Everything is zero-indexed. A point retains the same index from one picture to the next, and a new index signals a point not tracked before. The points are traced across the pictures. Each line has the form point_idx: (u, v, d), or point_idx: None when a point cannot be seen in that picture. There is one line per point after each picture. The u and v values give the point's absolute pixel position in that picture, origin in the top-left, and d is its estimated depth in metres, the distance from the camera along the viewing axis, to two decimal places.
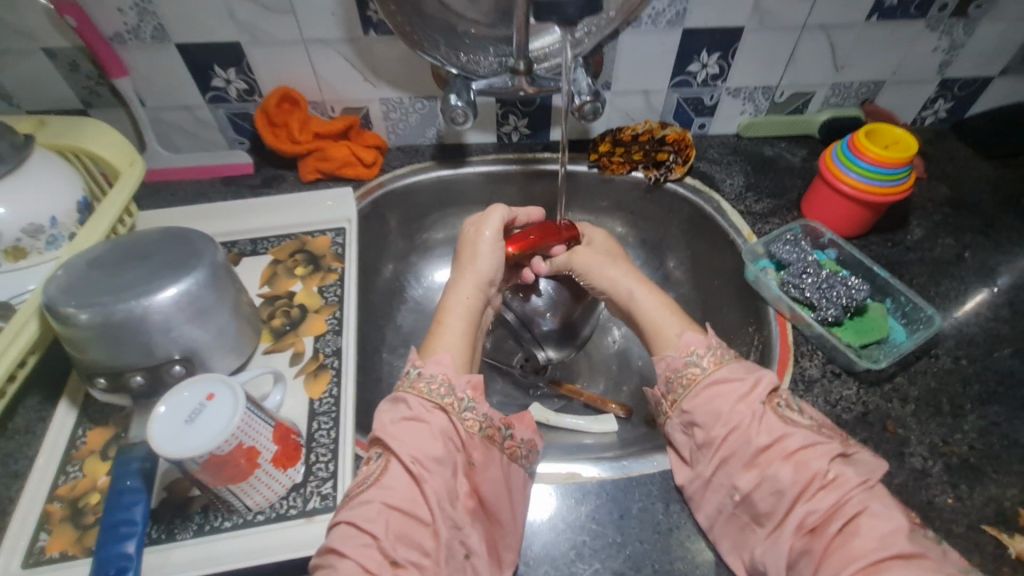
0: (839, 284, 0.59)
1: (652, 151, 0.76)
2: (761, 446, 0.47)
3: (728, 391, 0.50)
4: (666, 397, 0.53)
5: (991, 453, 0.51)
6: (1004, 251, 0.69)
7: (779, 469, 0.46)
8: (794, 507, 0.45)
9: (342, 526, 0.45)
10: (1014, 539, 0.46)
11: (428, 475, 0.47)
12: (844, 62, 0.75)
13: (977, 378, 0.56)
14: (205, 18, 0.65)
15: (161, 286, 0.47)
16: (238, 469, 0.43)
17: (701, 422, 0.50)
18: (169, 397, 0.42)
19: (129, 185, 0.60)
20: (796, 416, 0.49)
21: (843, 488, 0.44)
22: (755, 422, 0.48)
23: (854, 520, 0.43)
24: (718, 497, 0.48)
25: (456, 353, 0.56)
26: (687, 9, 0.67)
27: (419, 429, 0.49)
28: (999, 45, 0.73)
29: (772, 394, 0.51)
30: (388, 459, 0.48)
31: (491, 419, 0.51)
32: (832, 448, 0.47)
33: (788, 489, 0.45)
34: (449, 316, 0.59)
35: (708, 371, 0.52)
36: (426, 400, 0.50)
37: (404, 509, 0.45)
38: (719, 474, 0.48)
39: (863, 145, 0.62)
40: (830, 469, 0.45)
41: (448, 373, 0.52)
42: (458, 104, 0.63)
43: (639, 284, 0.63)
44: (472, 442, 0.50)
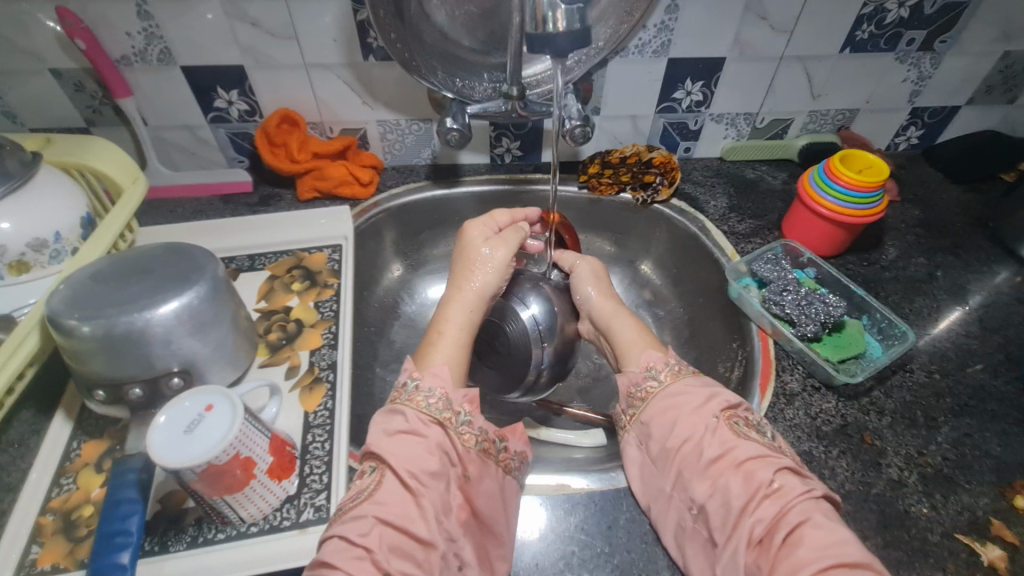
0: (818, 301, 0.62)
1: (639, 173, 0.78)
2: (711, 458, 0.48)
3: (682, 403, 0.52)
4: (627, 412, 0.55)
5: (963, 464, 0.53)
6: (974, 270, 0.72)
7: (729, 480, 0.46)
8: (743, 518, 0.44)
9: (332, 540, 0.44)
10: (986, 546, 0.48)
11: (426, 489, 0.47)
12: (820, 91, 0.79)
13: (949, 392, 0.58)
14: (210, 43, 0.67)
15: (164, 299, 0.49)
16: (234, 479, 0.44)
17: (656, 435, 0.52)
18: (170, 406, 0.43)
19: (130, 206, 0.61)
20: (753, 433, 0.50)
21: (786, 498, 0.44)
22: (707, 434, 0.49)
23: (796, 531, 0.43)
24: (679, 512, 0.49)
25: (452, 366, 0.56)
26: (671, 40, 0.71)
27: (414, 442, 0.49)
28: (964, 77, 0.78)
29: (728, 411, 0.51)
30: (382, 473, 0.48)
31: (486, 432, 0.53)
32: (778, 460, 0.47)
33: (736, 500, 0.45)
34: (449, 326, 0.59)
35: (665, 385, 0.54)
36: (425, 415, 0.51)
37: (396, 523, 0.45)
38: (677, 487, 0.49)
39: (838, 169, 0.65)
40: (776, 479, 0.46)
41: (445, 389, 0.52)
42: (453, 126, 0.66)
43: (622, 310, 0.63)
44: (469, 457, 0.51)
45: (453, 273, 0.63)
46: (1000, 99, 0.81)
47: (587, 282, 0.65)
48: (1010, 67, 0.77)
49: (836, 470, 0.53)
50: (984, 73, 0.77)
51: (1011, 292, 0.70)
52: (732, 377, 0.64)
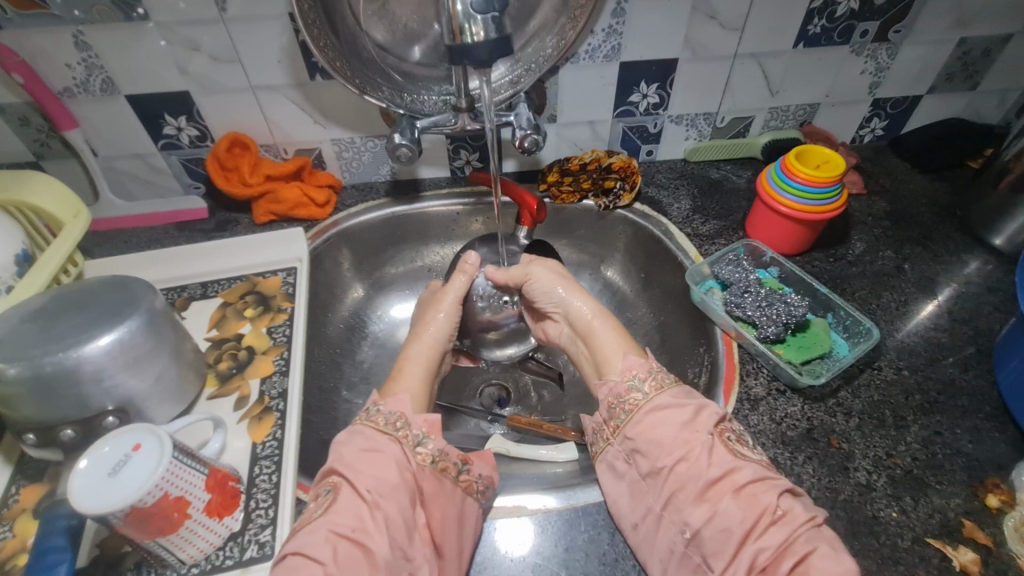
0: (779, 302, 0.60)
1: (600, 180, 0.78)
2: (712, 479, 0.46)
3: (669, 419, 0.50)
4: (608, 423, 0.53)
5: (934, 464, 0.51)
6: (942, 261, 0.70)
7: (729, 505, 0.45)
8: (744, 545, 0.43)
9: (288, 558, 0.43)
10: (958, 550, 0.46)
11: (385, 501, 0.46)
12: (778, 88, 0.78)
13: (919, 389, 0.57)
14: (154, 71, 0.67)
15: (94, 336, 0.47)
16: (167, 521, 0.42)
17: (644, 451, 0.49)
18: (92, 450, 0.41)
19: (66, 245, 0.60)
20: (745, 450, 0.49)
21: (793, 524, 0.43)
22: (706, 452, 0.47)
23: (804, 561, 0.41)
24: (669, 535, 0.47)
25: (415, 393, 0.57)
26: (621, 44, 0.70)
27: (376, 458, 0.49)
28: (923, 67, 0.77)
29: (721, 425, 0.50)
30: (338, 491, 0.47)
31: (446, 453, 0.52)
32: (779, 484, 0.46)
33: (736, 527, 0.44)
34: (410, 360, 0.60)
35: (649, 397, 0.52)
36: (382, 433, 0.51)
37: (353, 536, 0.44)
38: (670, 508, 0.47)
39: (794, 166, 0.64)
40: (780, 503, 0.44)
41: (404, 411, 0.53)
42: (403, 142, 0.64)
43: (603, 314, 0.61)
44: (425, 476, 0.50)
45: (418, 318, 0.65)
46: (961, 87, 0.80)
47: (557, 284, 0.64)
48: (968, 54, 0.76)
49: (801, 477, 0.51)
50: (942, 61, 0.76)
51: (981, 281, 0.68)
52: (699, 383, 0.62)
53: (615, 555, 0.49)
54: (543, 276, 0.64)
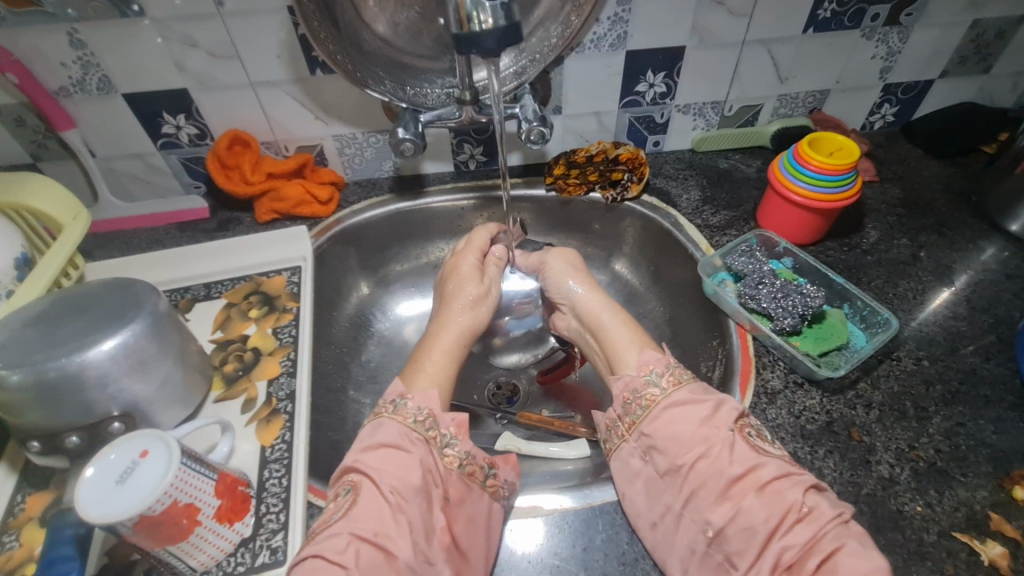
0: (795, 293, 0.58)
1: (606, 171, 0.76)
2: (735, 476, 0.45)
3: (688, 414, 0.49)
4: (623, 419, 0.52)
5: (958, 455, 0.50)
6: (959, 248, 0.69)
7: (753, 503, 0.44)
8: (768, 546, 0.42)
9: (309, 560, 0.42)
10: (987, 544, 0.45)
11: (408, 504, 0.45)
12: (787, 74, 0.76)
13: (940, 379, 0.55)
14: (151, 69, 0.65)
15: (97, 340, 0.46)
16: (177, 528, 0.41)
17: (663, 449, 0.48)
18: (98, 457, 0.40)
19: (59, 258, 0.58)
20: (767, 445, 0.47)
21: (820, 520, 0.42)
22: (726, 449, 0.46)
23: (830, 558, 0.40)
24: (690, 535, 0.46)
25: (442, 388, 0.56)
26: (627, 32, 0.68)
27: (401, 458, 0.47)
28: (935, 51, 0.75)
29: (741, 420, 0.49)
30: (359, 491, 0.46)
31: (474, 456, 0.51)
32: (805, 480, 0.44)
33: (761, 526, 0.42)
34: (436, 351, 0.59)
35: (667, 393, 0.51)
36: (411, 432, 0.50)
37: (376, 541, 0.43)
38: (689, 507, 0.46)
39: (807, 153, 0.62)
40: (806, 500, 0.43)
41: (434, 408, 0.52)
42: (405, 136, 0.63)
43: (608, 304, 0.61)
44: (450, 478, 0.49)
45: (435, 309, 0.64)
46: (974, 70, 0.78)
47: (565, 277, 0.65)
48: (981, 36, 0.74)
49: (822, 471, 0.50)
50: (954, 44, 0.75)
51: (999, 268, 0.67)
52: (713, 377, 0.61)
53: (635, 555, 0.48)
54: (556, 265, 0.66)
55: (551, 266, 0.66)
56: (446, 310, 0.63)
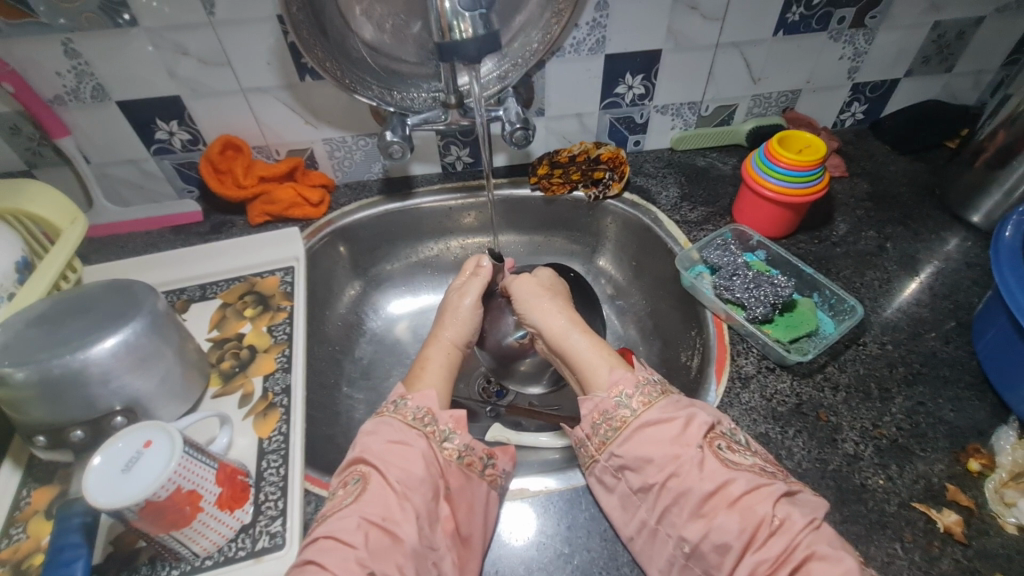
0: (766, 283, 0.62)
1: (589, 171, 0.79)
2: (706, 493, 0.46)
3: (657, 435, 0.50)
4: (593, 438, 0.53)
5: (918, 433, 0.53)
6: (923, 239, 0.73)
7: (725, 519, 0.45)
8: (743, 559, 0.43)
9: (320, 540, 0.45)
10: (942, 513, 0.48)
11: (414, 494, 0.48)
12: (760, 75, 0.79)
13: (903, 361, 0.59)
14: (145, 77, 0.67)
15: (100, 337, 0.48)
16: (181, 514, 0.43)
17: (635, 468, 0.50)
18: (104, 448, 0.42)
19: (56, 265, 0.59)
20: (737, 457, 0.49)
21: (792, 531, 0.43)
22: (695, 466, 0.47)
23: (802, 567, 0.42)
24: (668, 549, 0.47)
25: (440, 390, 0.58)
26: (606, 37, 0.71)
27: (403, 450, 0.50)
28: (899, 51, 0.79)
29: (710, 435, 0.50)
30: (368, 481, 0.48)
31: (472, 447, 0.53)
32: (776, 490, 0.46)
33: (734, 540, 0.44)
34: (431, 363, 0.61)
35: (637, 414, 0.52)
36: (411, 429, 0.52)
37: (383, 525, 0.46)
38: (663, 522, 0.48)
39: (777, 151, 0.66)
40: (777, 512, 0.44)
41: (432, 407, 0.54)
42: (394, 139, 0.66)
43: (575, 325, 0.63)
44: (451, 469, 0.51)
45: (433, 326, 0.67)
46: (937, 69, 0.82)
47: (535, 303, 0.66)
48: (942, 37, 0.78)
49: (792, 450, 0.53)
50: (917, 45, 0.79)
51: (960, 257, 0.70)
52: (691, 366, 0.64)
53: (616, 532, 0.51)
54: (522, 293, 0.67)
55: (518, 294, 0.67)
56: (441, 328, 0.66)
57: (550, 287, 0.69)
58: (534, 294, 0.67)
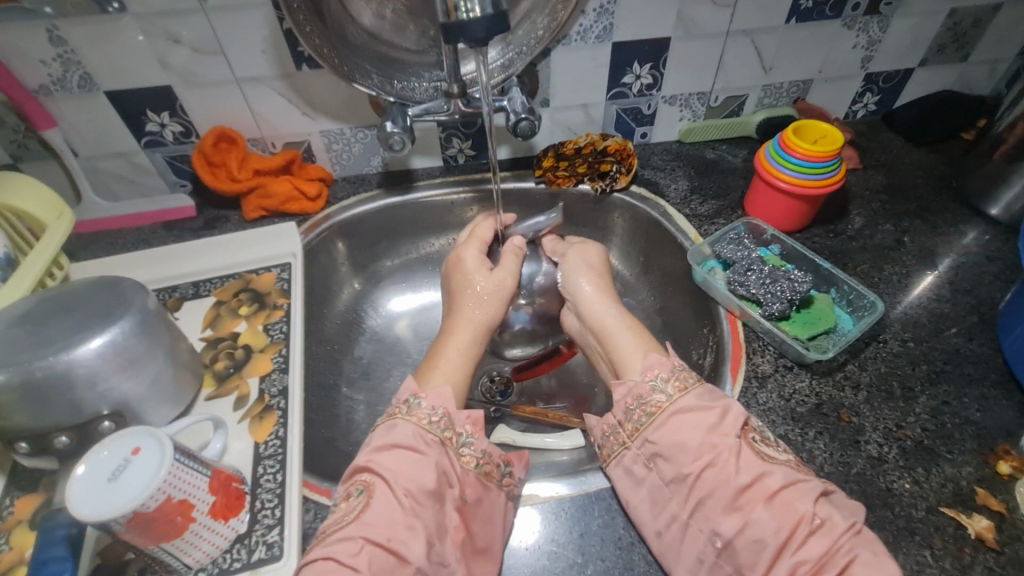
0: (783, 278, 0.59)
1: (595, 163, 0.77)
2: (742, 486, 0.44)
3: (693, 422, 0.48)
4: (625, 426, 0.51)
5: (944, 433, 0.51)
6: (941, 233, 0.70)
7: (762, 514, 0.43)
8: (779, 560, 0.41)
9: (319, 562, 0.42)
10: (972, 518, 0.46)
11: (422, 508, 0.45)
12: (771, 64, 0.77)
13: (925, 359, 0.57)
14: (134, 66, 0.64)
15: (86, 338, 0.45)
16: (171, 526, 0.41)
17: (669, 457, 0.47)
18: (89, 456, 0.40)
19: (40, 262, 0.57)
20: (773, 451, 0.47)
21: (834, 533, 0.41)
22: (732, 457, 0.45)
23: (846, 571, 0.40)
24: (698, 545, 0.45)
25: (456, 387, 0.55)
26: (613, 24, 0.69)
27: (414, 459, 0.47)
28: (915, 39, 0.76)
29: (746, 428, 0.48)
30: (371, 492, 0.46)
31: (490, 455, 0.51)
32: (814, 488, 0.44)
33: (771, 538, 0.42)
34: (449, 349, 0.58)
35: (672, 400, 0.49)
36: (426, 433, 0.49)
37: (389, 543, 0.43)
38: (696, 516, 0.45)
39: (792, 141, 0.63)
40: (817, 511, 0.42)
41: (448, 407, 0.51)
42: (394, 129, 0.62)
43: (615, 305, 0.61)
44: (466, 478, 0.49)
45: (447, 309, 0.63)
46: (953, 58, 0.79)
47: (583, 273, 0.63)
48: (958, 25, 0.76)
49: (814, 453, 0.50)
50: (933, 33, 0.76)
51: (980, 251, 0.68)
52: (703, 365, 0.62)
53: (630, 539, 0.49)
54: (572, 265, 0.65)
55: (570, 265, 0.65)
56: (458, 313, 0.61)
57: (601, 266, 0.65)
58: (581, 272, 0.64)
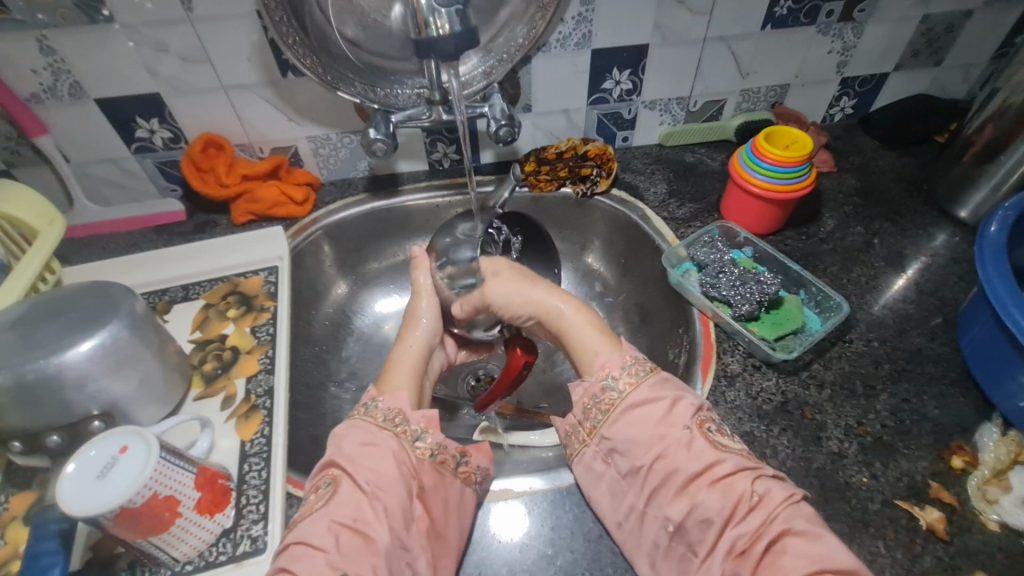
0: (752, 280, 0.61)
1: (576, 167, 0.79)
2: (693, 473, 0.47)
3: (645, 415, 0.50)
4: (584, 424, 0.53)
5: (902, 429, 0.53)
6: (910, 235, 0.72)
7: (707, 496, 0.46)
8: (724, 531, 0.45)
9: (292, 547, 0.45)
10: (925, 510, 0.48)
11: (384, 494, 0.48)
12: (748, 70, 0.79)
13: (888, 358, 0.59)
14: (124, 75, 0.66)
15: (76, 341, 0.47)
16: (159, 520, 0.43)
17: (623, 450, 0.50)
18: (78, 454, 0.42)
19: (30, 271, 0.59)
20: (729, 441, 0.49)
21: (770, 506, 0.44)
22: (683, 447, 0.48)
23: (780, 539, 0.43)
24: (653, 530, 0.48)
25: (411, 389, 0.57)
26: (592, 32, 0.70)
27: (375, 451, 0.50)
28: (889, 45, 0.78)
29: (700, 415, 0.50)
30: (338, 483, 0.48)
31: (444, 445, 0.52)
32: (758, 470, 0.47)
33: (716, 516, 0.45)
34: (402, 359, 0.60)
35: (625, 396, 0.52)
36: (381, 429, 0.52)
37: (354, 526, 0.46)
38: (651, 504, 0.48)
39: (764, 146, 0.65)
40: (756, 488, 0.46)
41: (404, 407, 0.53)
42: (376, 136, 0.65)
43: (568, 301, 0.61)
44: (423, 468, 0.51)
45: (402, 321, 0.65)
46: (927, 63, 0.81)
47: (523, 288, 0.62)
48: (931, 31, 0.77)
49: (777, 449, 0.53)
50: (906, 39, 0.78)
51: (947, 253, 0.70)
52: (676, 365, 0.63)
53: (599, 532, 0.51)
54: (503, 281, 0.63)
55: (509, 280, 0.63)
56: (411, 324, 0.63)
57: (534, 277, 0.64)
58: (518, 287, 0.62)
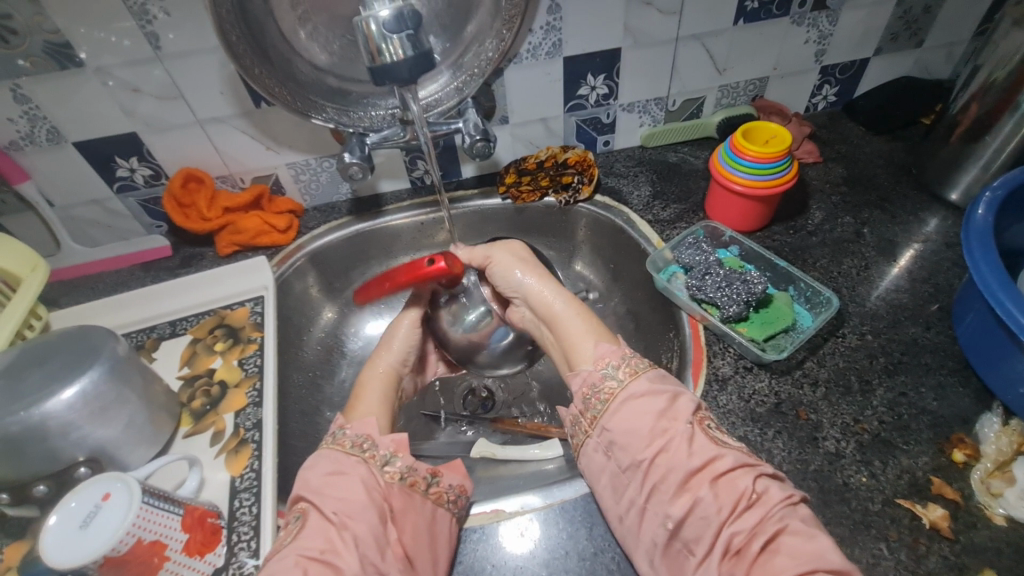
0: (739, 281, 0.60)
1: (557, 176, 0.78)
2: (693, 469, 0.46)
3: (645, 408, 0.50)
4: (585, 414, 0.53)
5: (900, 425, 0.52)
6: (900, 221, 0.71)
7: (706, 493, 0.45)
8: (721, 530, 0.43)
9: None
10: (927, 509, 0.47)
11: (352, 521, 0.47)
12: (724, 65, 0.78)
13: (883, 351, 0.57)
14: (99, 117, 0.66)
15: (57, 389, 0.47)
16: (147, 566, 0.42)
17: (622, 444, 0.49)
18: (59, 506, 0.42)
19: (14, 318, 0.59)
20: (727, 436, 0.49)
21: (768, 504, 0.43)
22: (684, 441, 0.47)
23: (775, 538, 0.42)
24: (652, 528, 0.46)
25: (378, 415, 0.58)
26: (562, 40, 0.70)
27: (344, 481, 0.50)
28: (866, 30, 0.77)
29: (700, 413, 0.50)
30: (307, 516, 0.48)
31: (414, 469, 0.53)
32: (759, 468, 0.46)
33: (714, 513, 0.44)
34: (369, 387, 0.61)
35: (624, 385, 0.52)
36: (348, 457, 0.52)
37: (323, 557, 0.45)
38: (652, 501, 0.47)
39: (742, 144, 0.64)
40: (756, 486, 0.45)
41: (371, 433, 0.54)
42: (353, 160, 0.64)
43: (558, 289, 0.62)
44: (393, 493, 0.50)
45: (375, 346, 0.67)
46: (907, 45, 0.80)
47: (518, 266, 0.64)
48: (908, 13, 0.76)
49: (772, 452, 0.51)
50: (883, 23, 0.77)
51: (939, 238, 0.69)
52: (669, 367, 0.62)
53: (594, 549, 0.50)
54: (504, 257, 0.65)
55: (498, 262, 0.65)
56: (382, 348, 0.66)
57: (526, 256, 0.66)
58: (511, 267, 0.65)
